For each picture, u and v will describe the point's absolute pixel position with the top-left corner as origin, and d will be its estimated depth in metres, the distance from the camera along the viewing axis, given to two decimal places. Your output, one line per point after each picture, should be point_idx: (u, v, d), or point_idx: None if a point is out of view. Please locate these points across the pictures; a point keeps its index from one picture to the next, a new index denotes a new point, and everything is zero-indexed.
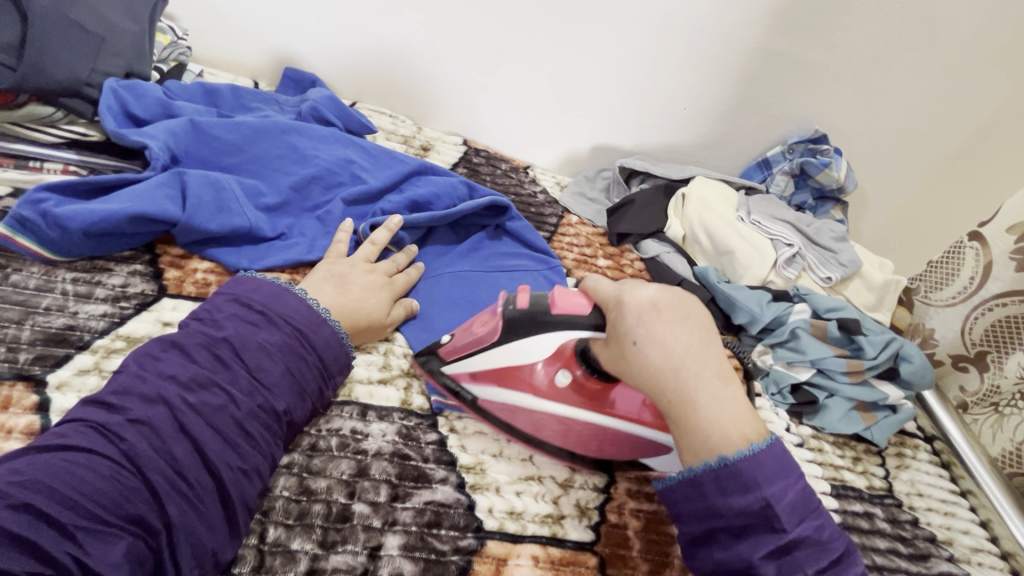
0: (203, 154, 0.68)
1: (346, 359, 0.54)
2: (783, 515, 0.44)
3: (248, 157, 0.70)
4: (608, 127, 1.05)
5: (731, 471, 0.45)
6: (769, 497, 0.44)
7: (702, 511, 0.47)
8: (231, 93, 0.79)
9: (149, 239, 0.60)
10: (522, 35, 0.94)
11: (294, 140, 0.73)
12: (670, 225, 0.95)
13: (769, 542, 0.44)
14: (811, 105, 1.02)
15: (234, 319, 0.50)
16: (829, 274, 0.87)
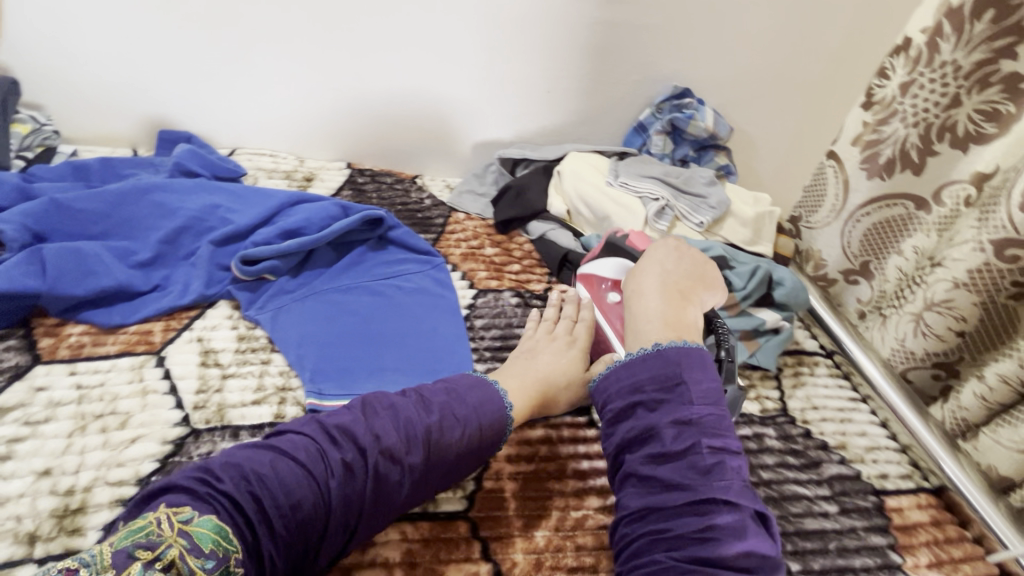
0: (69, 227, 0.72)
1: (494, 440, 0.56)
2: (690, 390, 0.52)
3: (115, 222, 0.75)
4: (483, 124, 1.09)
5: (655, 356, 0.55)
6: (683, 375, 0.53)
7: (628, 389, 0.55)
8: (101, 165, 0.83)
9: (18, 314, 0.65)
10: (373, 55, 0.97)
11: (158, 197, 0.77)
12: (552, 203, 0.98)
13: (673, 413, 0.51)
14: (668, 63, 1.06)
15: (409, 405, 0.52)
16: (703, 218, 0.91)
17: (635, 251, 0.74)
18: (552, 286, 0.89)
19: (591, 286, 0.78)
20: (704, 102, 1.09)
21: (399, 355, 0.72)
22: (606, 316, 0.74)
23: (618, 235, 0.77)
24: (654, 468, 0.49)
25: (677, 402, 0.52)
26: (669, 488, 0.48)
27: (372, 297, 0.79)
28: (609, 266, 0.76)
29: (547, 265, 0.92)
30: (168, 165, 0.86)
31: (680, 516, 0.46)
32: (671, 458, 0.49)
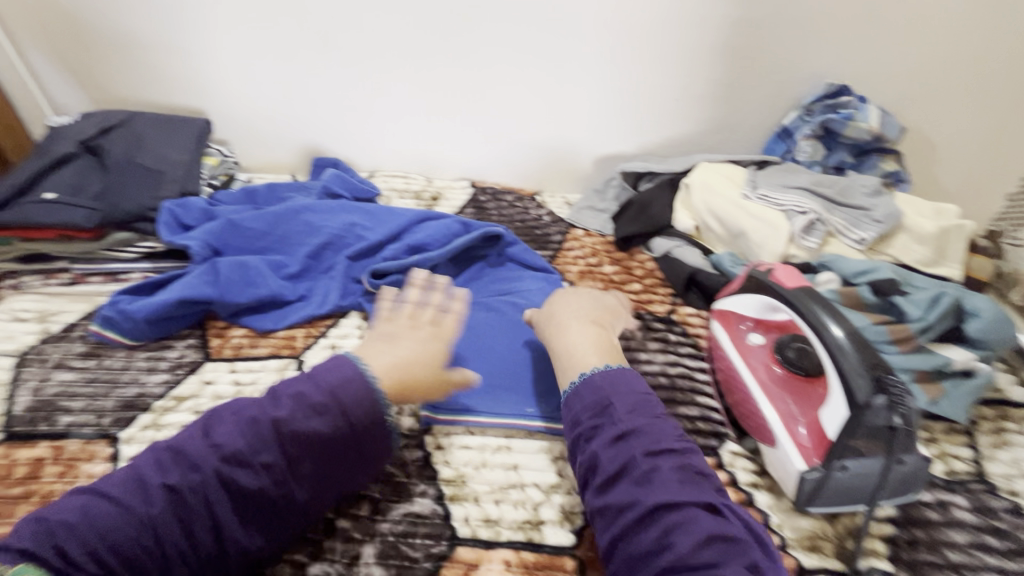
0: (239, 243, 0.83)
1: (365, 420, 0.51)
2: (620, 410, 0.51)
3: (273, 239, 0.84)
4: (606, 138, 1.05)
5: (599, 387, 0.53)
6: (614, 399, 0.52)
7: (591, 412, 0.52)
8: (268, 190, 0.95)
9: (195, 318, 0.76)
10: (497, 77, 0.98)
11: (308, 217, 0.86)
12: (678, 218, 0.91)
13: (640, 445, 0.49)
14: (819, 58, 0.93)
15: (297, 399, 0.49)
16: (865, 234, 0.77)
17: (780, 287, 0.63)
18: (675, 307, 0.83)
19: (728, 324, 0.71)
20: (867, 100, 0.94)
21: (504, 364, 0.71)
22: (745, 356, 0.67)
23: (758, 269, 0.69)
24: (605, 495, 0.48)
25: (609, 424, 0.51)
26: (623, 509, 0.46)
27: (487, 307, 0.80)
28: (748, 303, 0.68)
29: (672, 284, 0.85)
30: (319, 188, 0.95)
31: (636, 534, 0.45)
32: (636, 493, 0.46)
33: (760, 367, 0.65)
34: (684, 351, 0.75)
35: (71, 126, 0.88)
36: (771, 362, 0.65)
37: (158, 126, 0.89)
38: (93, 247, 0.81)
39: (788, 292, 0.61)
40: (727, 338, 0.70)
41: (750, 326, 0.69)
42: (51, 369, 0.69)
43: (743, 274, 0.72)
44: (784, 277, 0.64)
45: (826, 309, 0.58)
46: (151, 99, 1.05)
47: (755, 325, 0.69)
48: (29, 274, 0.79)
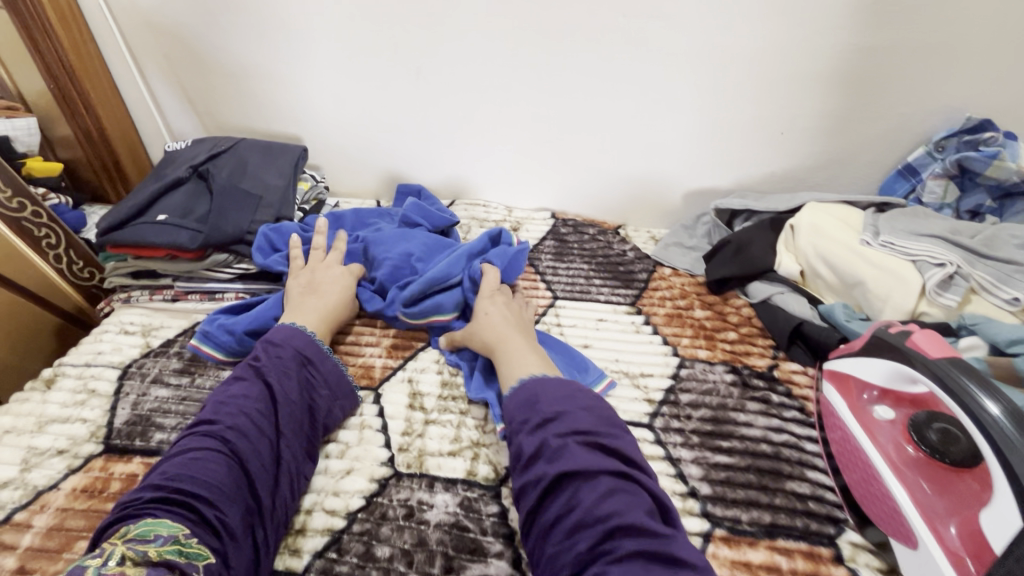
0: None
1: (346, 383, 0.66)
2: (546, 402, 0.53)
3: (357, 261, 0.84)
4: (698, 172, 0.99)
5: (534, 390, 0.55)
6: (540, 394, 0.54)
7: (525, 405, 0.54)
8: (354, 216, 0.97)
9: None
10: (586, 108, 0.95)
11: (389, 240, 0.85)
12: (782, 261, 0.83)
13: (566, 424, 0.50)
14: (956, 89, 0.83)
15: (273, 357, 0.61)
16: (1017, 293, 0.65)
17: (922, 355, 0.54)
18: (777, 362, 0.75)
19: (847, 390, 0.62)
20: (1014, 136, 0.82)
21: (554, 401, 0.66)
22: (871, 432, 0.58)
23: (886, 329, 0.60)
24: (526, 471, 0.49)
25: (536, 414, 0.52)
26: (537, 485, 0.48)
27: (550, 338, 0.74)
28: (875, 368, 0.59)
29: (773, 336, 0.77)
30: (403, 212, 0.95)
31: (552, 506, 0.46)
32: (545, 468, 0.47)
33: (892, 449, 0.56)
34: (790, 416, 0.67)
35: (184, 151, 0.94)
36: (906, 443, 0.56)
37: (259, 152, 0.94)
38: (194, 268, 0.83)
39: (931, 363, 0.53)
40: (847, 407, 0.61)
41: (878, 396, 0.61)
42: (149, 383, 0.72)
43: (867, 331, 0.63)
44: (926, 344, 0.55)
45: (981, 383, 0.49)
46: (253, 125, 1.11)
47: (882, 395, 0.60)
48: (139, 289, 0.85)
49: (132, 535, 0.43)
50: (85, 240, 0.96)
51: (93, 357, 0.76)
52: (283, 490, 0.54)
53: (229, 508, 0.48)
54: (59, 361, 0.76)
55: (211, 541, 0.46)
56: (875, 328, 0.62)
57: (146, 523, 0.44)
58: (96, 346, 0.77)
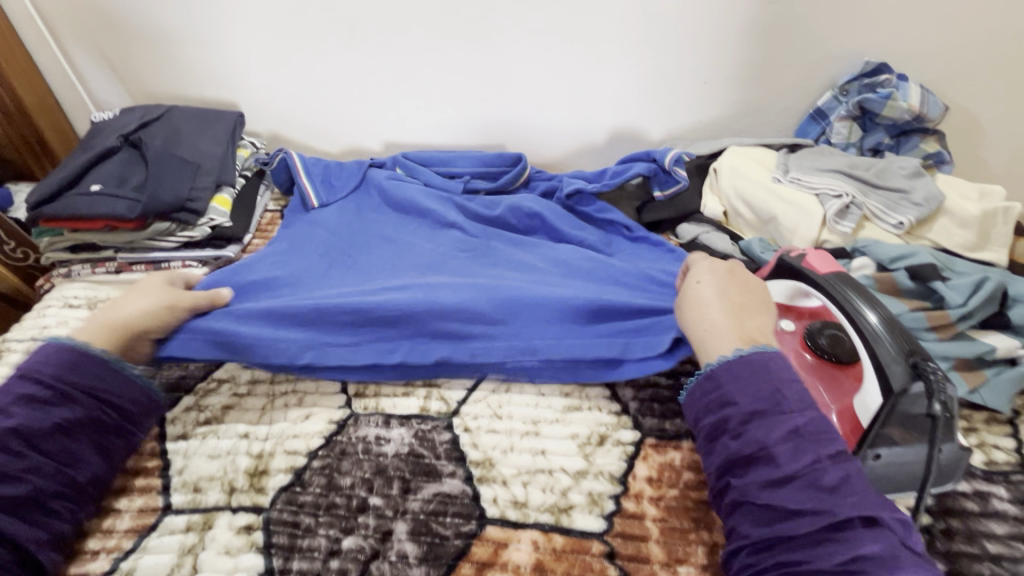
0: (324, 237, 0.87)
1: (144, 399, 0.59)
2: (791, 398, 0.48)
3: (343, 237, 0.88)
4: (632, 118, 1.03)
5: (744, 360, 0.50)
6: (781, 387, 0.48)
7: (719, 400, 0.50)
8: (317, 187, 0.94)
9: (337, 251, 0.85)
10: (520, 64, 0.97)
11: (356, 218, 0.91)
12: (706, 204, 0.90)
13: (784, 423, 0.46)
14: (858, 35, 0.90)
15: (27, 403, 0.52)
16: (902, 217, 0.74)
17: (815, 272, 0.61)
18: None
19: None
20: (907, 77, 0.90)
21: (521, 314, 0.76)
22: (776, 345, 0.66)
23: (788, 254, 0.68)
24: (771, 494, 0.44)
25: (778, 414, 0.47)
26: (796, 514, 0.43)
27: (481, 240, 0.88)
28: (778, 289, 0.67)
29: None
30: (395, 161, 1.00)
31: (808, 544, 0.42)
32: (819, 497, 0.43)
33: (792, 358, 0.65)
34: None
35: (114, 121, 0.92)
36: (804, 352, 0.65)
37: (195, 119, 0.93)
38: (136, 237, 0.82)
39: (820, 278, 0.60)
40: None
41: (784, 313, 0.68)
42: None
43: (774, 258, 0.70)
44: (817, 264, 0.63)
45: (859, 292, 0.57)
46: (186, 92, 1.08)
47: (786, 311, 0.67)
48: (80, 263, 0.84)
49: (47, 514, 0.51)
50: (14, 220, 0.93)
51: (40, 331, 0.76)
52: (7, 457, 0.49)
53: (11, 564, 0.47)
54: (2, 339, 0.75)
55: None
56: (780, 254, 0.69)
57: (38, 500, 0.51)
58: (41, 321, 0.77)
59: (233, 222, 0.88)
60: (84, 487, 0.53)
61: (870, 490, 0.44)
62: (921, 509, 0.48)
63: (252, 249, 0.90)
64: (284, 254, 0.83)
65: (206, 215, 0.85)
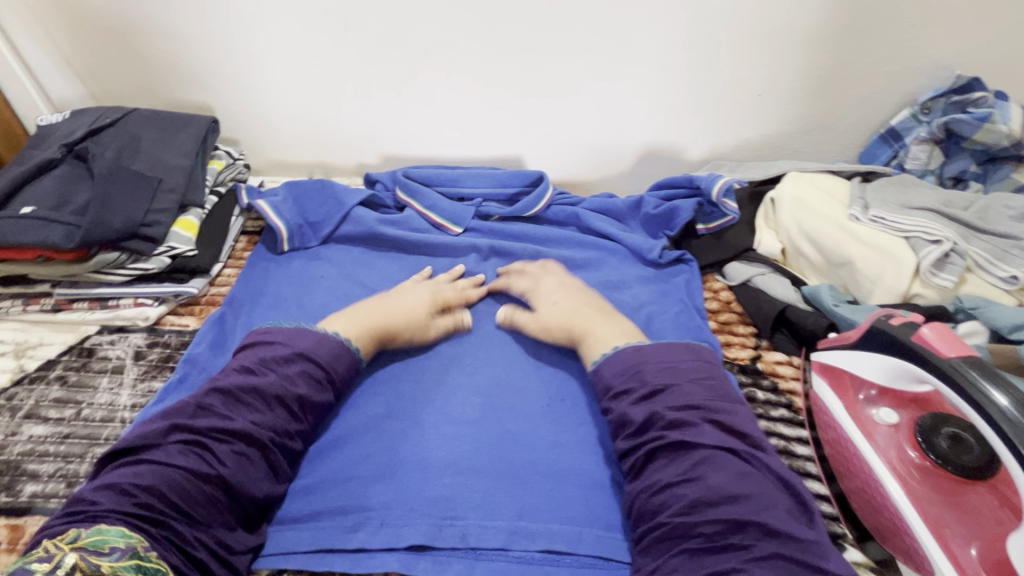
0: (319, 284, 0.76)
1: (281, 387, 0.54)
2: (674, 373, 0.54)
3: (331, 281, 0.76)
4: (670, 134, 0.88)
5: (638, 350, 0.57)
6: (674, 377, 0.53)
7: (632, 390, 0.54)
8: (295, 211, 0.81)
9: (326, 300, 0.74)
10: (546, 67, 0.83)
11: (358, 261, 0.80)
12: (761, 240, 0.76)
13: (681, 398, 0.51)
14: (949, 44, 0.75)
15: (233, 401, 0.52)
16: (1016, 270, 0.60)
17: (935, 353, 0.47)
18: (760, 352, 0.69)
19: (841, 387, 0.56)
20: (1004, 95, 0.75)
21: (547, 389, 0.64)
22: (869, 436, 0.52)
23: (887, 320, 0.53)
24: (677, 471, 0.47)
25: (682, 388, 0.52)
26: (709, 502, 0.44)
27: (494, 286, 0.77)
28: (876, 365, 0.52)
29: (756, 322, 0.71)
30: (394, 181, 0.87)
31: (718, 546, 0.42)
32: (701, 466, 0.46)
33: (894, 454, 0.50)
34: (777, 415, 0.61)
35: (62, 125, 0.77)
36: (908, 448, 0.50)
37: (156, 125, 0.78)
38: (77, 270, 0.67)
39: (944, 363, 0.46)
40: (842, 410, 0.54)
41: (874, 392, 0.54)
42: (21, 420, 0.58)
43: (865, 322, 0.55)
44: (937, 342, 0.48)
45: (1006, 388, 0.43)
46: (155, 92, 0.93)
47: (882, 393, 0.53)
48: (10, 299, 0.69)
49: (85, 542, 0.41)
50: None
51: None
52: (250, 470, 0.49)
53: (161, 544, 0.43)
54: None
55: (174, 556, 0.43)
56: (873, 318, 0.55)
57: (98, 528, 0.42)
58: None
59: (199, 250, 0.74)
60: (217, 495, 0.47)
61: (764, 481, 0.46)
62: None
63: (222, 282, 0.77)
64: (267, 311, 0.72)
65: (165, 242, 0.71)
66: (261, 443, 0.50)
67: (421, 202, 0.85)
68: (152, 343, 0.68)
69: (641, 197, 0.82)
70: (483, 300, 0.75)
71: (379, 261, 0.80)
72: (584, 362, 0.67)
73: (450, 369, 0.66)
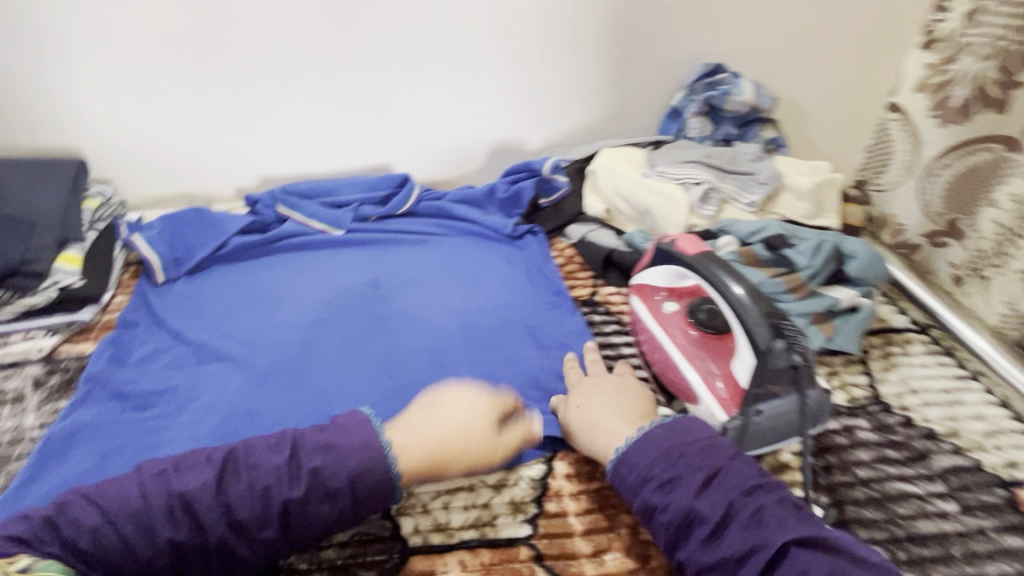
0: (214, 297, 0.84)
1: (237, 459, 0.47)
2: (693, 454, 0.46)
3: (225, 293, 0.84)
4: (510, 130, 1.06)
5: (670, 428, 0.49)
6: (685, 446, 0.47)
7: (641, 482, 0.47)
8: (180, 235, 0.88)
9: (222, 309, 0.82)
10: (396, 82, 0.98)
11: (251, 273, 0.88)
12: (589, 205, 0.95)
13: (737, 482, 0.43)
14: (697, 40, 1.01)
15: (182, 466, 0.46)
16: (752, 197, 0.84)
17: (684, 254, 0.66)
18: (596, 288, 0.87)
19: (644, 296, 0.74)
20: (740, 74, 1.02)
21: (429, 345, 0.77)
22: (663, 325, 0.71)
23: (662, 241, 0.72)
24: (703, 540, 0.42)
25: (757, 483, 0.44)
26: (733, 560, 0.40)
27: (376, 275, 0.89)
28: (659, 274, 0.71)
29: (592, 266, 0.89)
30: (273, 199, 0.96)
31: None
32: (750, 535, 0.40)
33: (678, 333, 0.69)
34: (609, 329, 0.80)
35: None
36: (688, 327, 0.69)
37: (23, 170, 0.82)
38: None
39: (690, 258, 0.65)
40: (644, 314, 0.73)
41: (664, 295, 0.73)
42: None
43: (652, 246, 0.74)
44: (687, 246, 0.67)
45: (722, 268, 0.62)
46: (10, 142, 0.94)
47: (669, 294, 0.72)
48: None
49: None
50: None
51: None
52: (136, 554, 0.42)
53: None
54: None
55: None
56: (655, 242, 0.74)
57: None
58: None
59: (86, 280, 0.79)
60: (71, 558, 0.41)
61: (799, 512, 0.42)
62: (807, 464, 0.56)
63: (115, 308, 0.80)
64: (167, 326, 0.78)
65: (50, 277, 0.77)
66: (171, 507, 0.43)
67: (301, 213, 0.95)
68: (50, 370, 0.71)
69: (493, 185, 0.98)
70: (370, 287, 0.87)
71: (269, 270, 0.89)
72: (458, 320, 0.80)
73: (345, 343, 0.77)
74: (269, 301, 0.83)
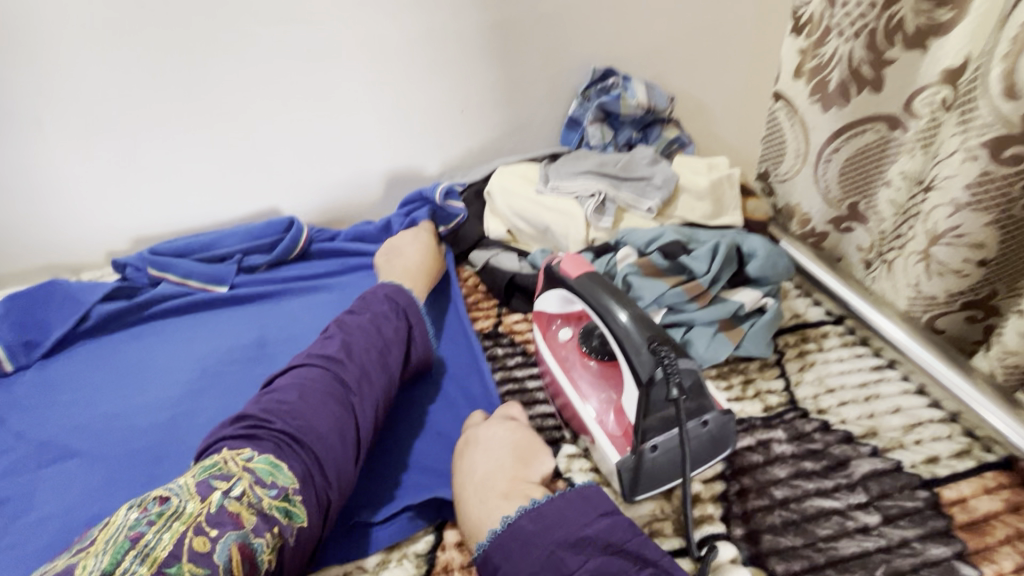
0: (74, 383, 0.75)
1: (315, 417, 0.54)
2: (569, 556, 0.45)
3: (89, 376, 0.76)
4: (402, 158, 1.00)
5: (541, 520, 0.48)
6: (557, 545, 0.46)
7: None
8: (31, 314, 0.78)
9: (83, 396, 0.73)
10: (268, 120, 0.90)
11: (121, 349, 0.80)
12: (489, 227, 0.89)
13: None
14: (582, 46, 0.97)
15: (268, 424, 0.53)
16: (650, 203, 0.80)
17: (568, 277, 0.60)
18: (501, 318, 0.81)
19: (539, 323, 0.68)
20: (632, 77, 0.99)
21: None
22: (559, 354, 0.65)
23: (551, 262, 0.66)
24: None
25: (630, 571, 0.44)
26: None
27: (262, 335, 0.81)
28: (551, 299, 0.65)
29: (496, 295, 0.84)
30: (142, 261, 0.85)
31: None
32: None
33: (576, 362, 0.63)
34: (513, 362, 0.74)
35: None
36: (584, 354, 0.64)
37: None
38: None
39: (574, 282, 0.59)
40: (540, 342, 0.67)
41: (560, 320, 0.68)
42: None
43: (542, 268, 0.68)
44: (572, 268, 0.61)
45: (609, 290, 0.56)
46: None
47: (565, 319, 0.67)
48: None
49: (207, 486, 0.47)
50: None
51: None
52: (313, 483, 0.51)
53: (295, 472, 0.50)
54: None
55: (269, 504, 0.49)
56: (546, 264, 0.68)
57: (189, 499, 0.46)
58: None
59: None
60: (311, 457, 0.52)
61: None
62: (688, 507, 0.50)
63: None
64: (13, 424, 0.70)
65: None
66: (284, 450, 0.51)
67: (176, 273, 0.85)
68: None
69: (388, 220, 0.91)
70: (255, 348, 0.79)
71: (142, 343, 0.80)
72: None
73: (217, 416, 0.70)
74: (139, 380, 0.75)
